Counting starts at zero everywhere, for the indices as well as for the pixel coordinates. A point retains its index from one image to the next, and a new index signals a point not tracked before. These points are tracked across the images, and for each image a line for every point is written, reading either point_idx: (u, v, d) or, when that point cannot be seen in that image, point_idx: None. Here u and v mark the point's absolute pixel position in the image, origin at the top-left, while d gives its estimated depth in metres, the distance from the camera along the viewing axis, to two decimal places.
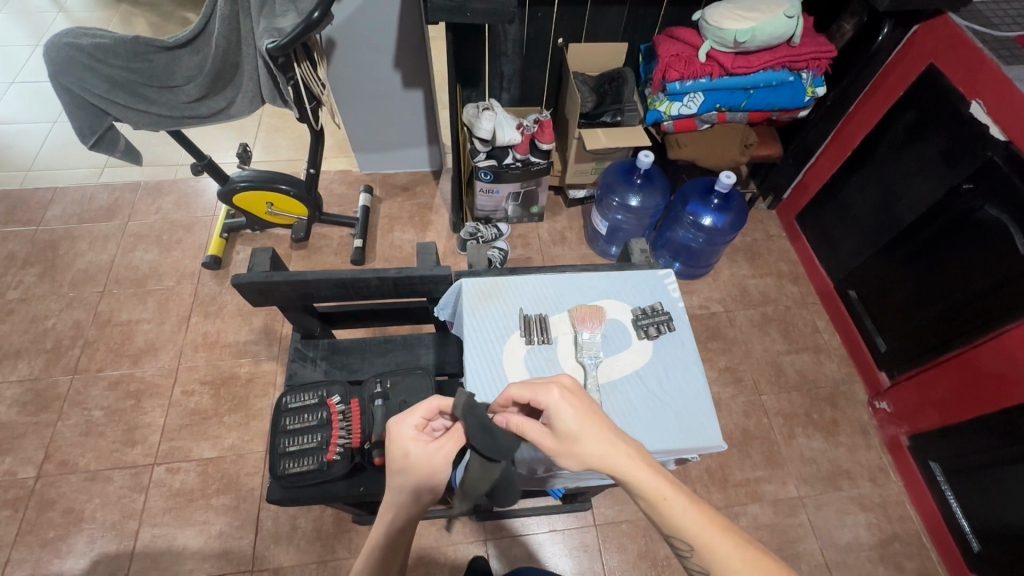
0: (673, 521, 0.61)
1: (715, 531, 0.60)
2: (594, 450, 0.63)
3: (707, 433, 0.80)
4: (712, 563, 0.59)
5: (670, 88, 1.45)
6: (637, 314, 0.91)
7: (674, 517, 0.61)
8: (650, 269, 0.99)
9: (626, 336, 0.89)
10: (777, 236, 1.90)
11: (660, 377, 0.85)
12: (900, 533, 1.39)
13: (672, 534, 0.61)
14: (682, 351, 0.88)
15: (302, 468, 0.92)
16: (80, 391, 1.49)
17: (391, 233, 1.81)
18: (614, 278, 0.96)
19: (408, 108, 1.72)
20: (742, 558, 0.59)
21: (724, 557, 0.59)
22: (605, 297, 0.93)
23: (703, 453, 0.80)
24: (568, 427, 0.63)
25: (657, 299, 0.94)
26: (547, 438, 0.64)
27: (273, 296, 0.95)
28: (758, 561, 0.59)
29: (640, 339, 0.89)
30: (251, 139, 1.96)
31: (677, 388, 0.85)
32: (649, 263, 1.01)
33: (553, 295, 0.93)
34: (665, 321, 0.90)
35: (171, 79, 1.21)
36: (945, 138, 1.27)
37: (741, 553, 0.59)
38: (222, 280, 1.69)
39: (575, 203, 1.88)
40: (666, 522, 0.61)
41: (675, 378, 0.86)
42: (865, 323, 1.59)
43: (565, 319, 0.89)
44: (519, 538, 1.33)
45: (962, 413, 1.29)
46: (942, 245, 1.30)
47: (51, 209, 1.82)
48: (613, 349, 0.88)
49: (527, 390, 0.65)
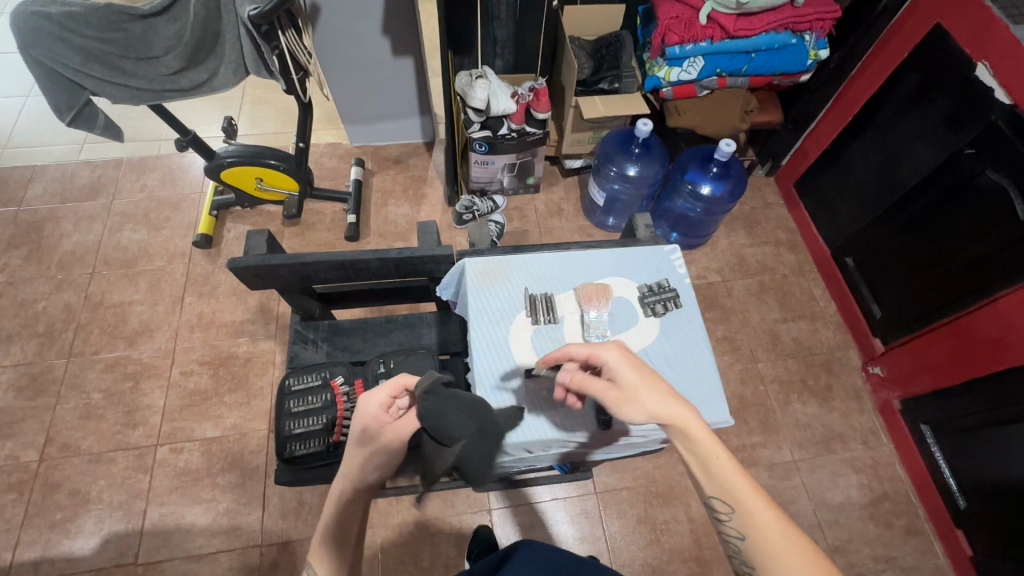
0: (718, 478, 0.63)
1: (757, 497, 0.62)
2: (657, 403, 0.66)
3: (715, 409, 0.81)
4: (750, 524, 0.60)
5: (670, 53, 1.41)
6: (643, 292, 0.90)
7: (720, 476, 0.63)
8: (654, 245, 0.98)
9: (633, 314, 0.89)
10: (775, 203, 1.89)
11: (668, 354, 0.85)
12: (890, 492, 1.44)
13: (715, 493, 0.63)
14: (689, 328, 0.88)
15: (309, 450, 0.94)
16: (77, 374, 1.47)
17: (384, 208, 1.78)
18: (619, 255, 0.95)
19: (399, 76, 1.65)
20: (780, 526, 0.60)
21: (763, 521, 0.60)
22: (611, 275, 0.92)
23: (712, 428, 0.81)
24: (630, 380, 0.67)
25: (663, 275, 0.93)
26: (608, 390, 0.68)
27: (270, 279, 0.94)
28: (793, 532, 0.60)
29: (647, 317, 0.88)
30: (236, 111, 1.89)
31: (685, 365, 0.85)
32: (655, 239, 1.01)
33: (558, 273, 0.91)
34: (671, 299, 0.89)
35: (149, 50, 1.15)
36: (950, 102, 1.24)
37: (779, 522, 0.61)
38: (215, 259, 1.66)
39: (571, 173, 1.85)
40: (712, 481, 0.63)
41: (683, 355, 0.86)
42: (861, 290, 1.59)
43: (571, 298, 0.88)
44: (522, 506, 1.36)
45: (954, 377, 1.31)
46: (943, 211, 1.30)
47: (32, 189, 1.76)
48: (621, 327, 0.87)
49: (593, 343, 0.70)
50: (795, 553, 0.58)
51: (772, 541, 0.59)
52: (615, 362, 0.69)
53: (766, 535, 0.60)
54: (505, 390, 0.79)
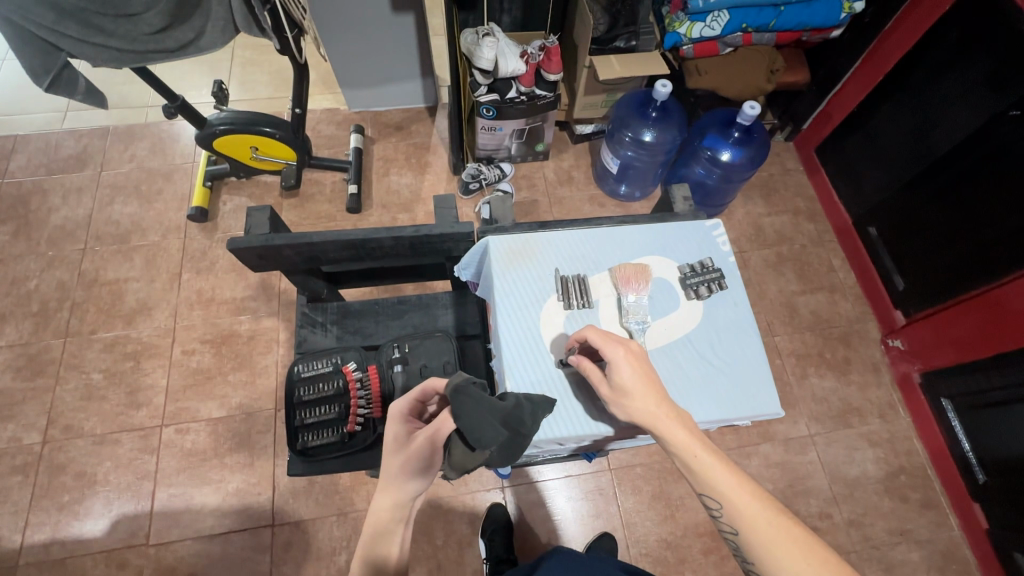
0: (700, 476, 0.60)
1: (742, 491, 0.58)
2: (642, 409, 0.63)
3: (762, 400, 0.77)
4: (738, 519, 0.57)
5: (693, 6, 1.31)
6: (685, 272, 0.85)
7: (704, 475, 0.60)
8: (694, 219, 0.92)
9: (674, 296, 0.83)
10: (794, 169, 1.81)
11: (710, 340, 0.81)
12: (907, 466, 1.43)
13: (702, 491, 0.60)
14: (734, 312, 0.83)
15: (323, 441, 0.91)
16: (75, 354, 1.43)
17: (386, 177, 1.70)
18: (658, 233, 0.88)
19: (399, 35, 1.55)
20: (771, 519, 0.57)
21: (752, 515, 0.57)
22: (649, 254, 0.86)
23: (757, 419, 0.77)
24: (623, 383, 0.64)
25: (706, 255, 0.87)
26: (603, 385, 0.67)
27: (275, 260, 0.88)
28: (785, 521, 0.57)
29: (688, 300, 0.83)
30: (226, 75, 1.78)
31: (728, 353, 0.80)
32: (692, 212, 0.94)
33: (592, 253, 0.85)
34: (716, 279, 0.84)
35: (128, 6, 1.05)
36: (995, 59, 1.15)
37: (767, 512, 0.57)
38: (211, 233, 1.59)
39: (582, 139, 1.76)
40: (697, 479, 0.61)
41: (726, 341, 0.81)
42: (885, 261, 1.54)
43: (606, 280, 0.83)
44: (536, 484, 1.34)
45: (979, 351, 1.28)
46: (978, 177, 1.23)
47: (15, 160, 1.67)
48: (661, 311, 0.82)
49: (599, 339, 0.68)
50: (790, 550, 0.55)
51: (764, 536, 0.56)
52: (615, 360, 0.66)
53: (756, 529, 0.57)
54: (538, 380, 0.75)
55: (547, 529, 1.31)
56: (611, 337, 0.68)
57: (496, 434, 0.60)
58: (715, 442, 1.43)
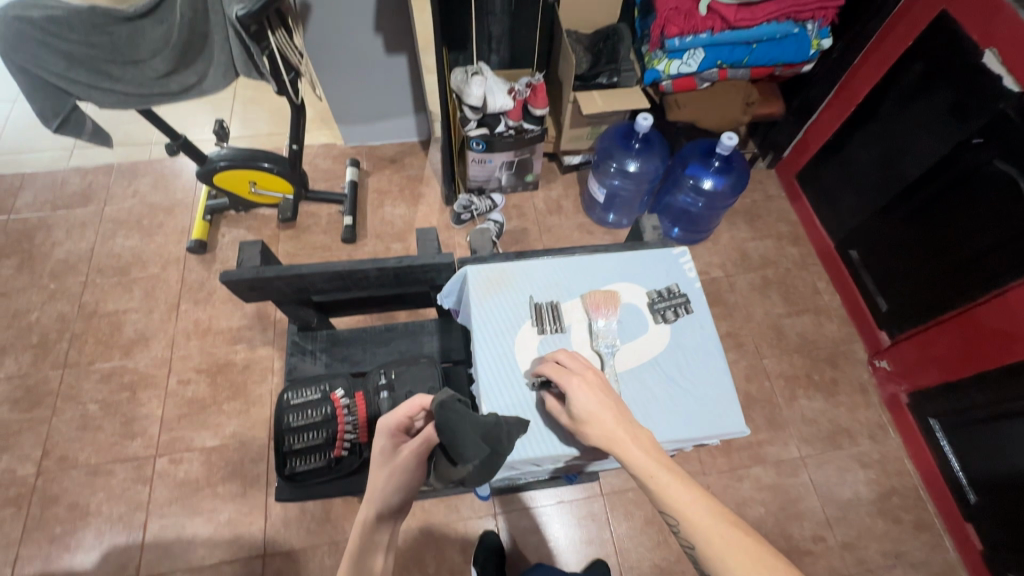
0: (657, 495, 0.62)
1: (697, 507, 0.60)
2: (600, 433, 0.66)
3: (729, 419, 0.79)
4: (693, 533, 0.59)
5: (670, 45, 1.38)
6: (653, 297, 0.88)
7: (660, 493, 0.62)
8: (662, 248, 0.96)
9: (642, 320, 0.87)
10: (776, 196, 1.86)
11: (679, 363, 0.83)
12: (898, 487, 1.43)
13: (661, 509, 0.62)
14: (701, 335, 0.86)
15: (310, 466, 0.94)
16: (73, 385, 1.45)
17: (381, 208, 1.75)
18: (628, 260, 0.92)
19: (393, 74, 1.62)
20: (726, 533, 0.58)
21: (706, 529, 0.58)
22: (619, 281, 0.90)
23: (725, 438, 0.79)
24: (579, 412, 0.68)
25: (673, 280, 0.91)
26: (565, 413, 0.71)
27: (267, 291, 0.91)
28: (738, 535, 0.58)
29: (656, 324, 0.86)
30: (227, 113, 1.86)
31: (696, 374, 0.83)
32: (661, 241, 0.98)
33: (565, 280, 0.89)
34: (682, 304, 0.87)
35: (135, 53, 1.12)
36: (956, 91, 1.22)
37: (720, 526, 0.58)
38: (210, 265, 1.63)
39: (570, 169, 1.82)
40: (655, 497, 0.62)
41: (694, 363, 0.84)
42: (866, 283, 1.57)
43: (578, 305, 0.86)
44: (529, 510, 1.34)
45: (963, 370, 1.30)
46: (948, 202, 1.28)
47: (21, 197, 1.73)
48: (630, 335, 0.85)
49: (554, 373, 0.72)
50: (743, 560, 0.56)
51: (718, 549, 0.57)
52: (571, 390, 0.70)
53: (710, 544, 0.58)
54: (513, 403, 0.78)
55: (540, 556, 1.30)
56: (566, 368, 0.72)
57: (476, 453, 0.61)
58: (707, 466, 1.44)
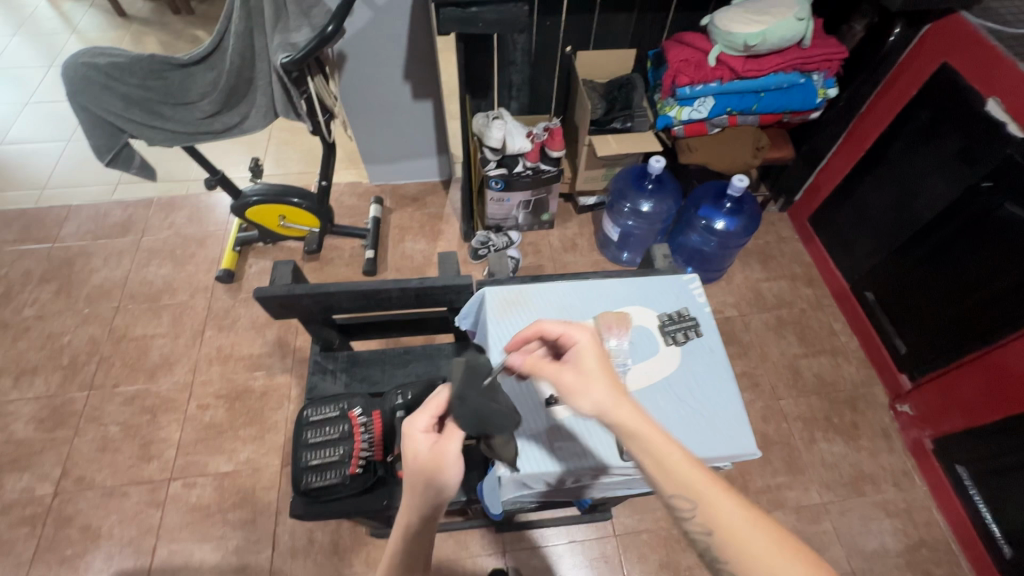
0: (674, 475, 0.58)
1: (717, 488, 0.57)
2: (606, 395, 0.63)
3: (740, 441, 0.79)
4: (712, 518, 0.56)
5: (681, 93, 1.45)
6: (663, 320, 0.90)
7: (673, 470, 0.58)
8: (673, 274, 0.98)
9: (653, 342, 0.88)
10: (790, 238, 1.89)
11: (689, 384, 0.85)
12: (927, 539, 1.36)
13: (673, 491, 0.58)
14: (710, 358, 0.87)
15: (325, 482, 0.91)
16: (96, 406, 1.49)
17: (401, 243, 1.82)
18: (639, 285, 0.95)
19: (419, 119, 1.72)
20: (744, 516, 0.56)
21: (726, 512, 0.56)
22: (630, 304, 0.92)
23: (735, 461, 0.79)
24: (589, 366, 0.66)
25: (683, 304, 0.93)
26: (567, 374, 0.67)
27: (294, 309, 0.95)
28: (761, 519, 0.56)
29: (667, 346, 0.88)
30: (262, 153, 1.98)
31: (705, 396, 0.84)
32: (672, 268, 1.01)
33: (578, 301, 0.92)
34: (692, 327, 0.89)
35: (186, 96, 1.23)
36: (962, 136, 1.25)
37: (743, 511, 0.56)
38: (236, 294, 1.69)
39: (585, 210, 1.88)
40: (670, 477, 0.58)
41: (705, 385, 0.85)
42: (884, 323, 1.56)
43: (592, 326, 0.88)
44: (539, 549, 1.31)
45: (987, 414, 1.27)
46: (962, 245, 1.28)
47: (66, 226, 1.84)
48: (641, 356, 0.86)
49: (563, 324, 0.71)
50: (764, 541, 0.54)
51: (739, 532, 0.55)
52: (583, 346, 0.69)
53: (733, 529, 0.55)
54: (524, 417, 0.80)
55: None
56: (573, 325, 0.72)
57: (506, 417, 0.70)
58: None
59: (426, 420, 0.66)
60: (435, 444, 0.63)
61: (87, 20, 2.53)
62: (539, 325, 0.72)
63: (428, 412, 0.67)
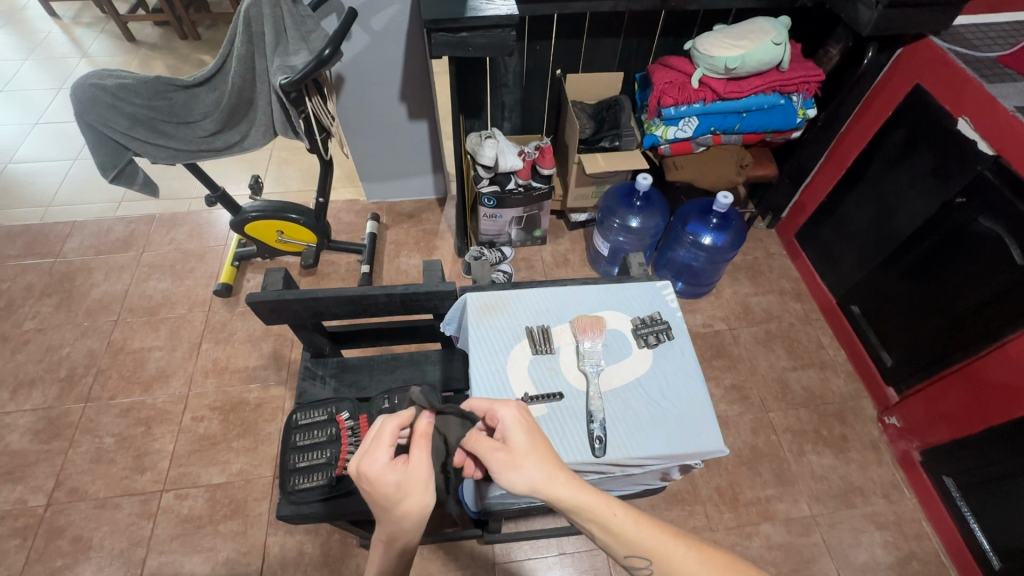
0: (624, 538, 0.63)
1: (665, 539, 0.63)
2: (540, 473, 0.65)
3: (710, 438, 0.81)
4: (665, 568, 0.61)
5: (665, 113, 1.51)
6: (636, 323, 0.94)
7: (621, 533, 0.63)
8: (648, 281, 1.02)
9: (626, 344, 0.92)
10: (778, 254, 1.93)
11: (661, 384, 0.87)
12: (918, 551, 1.36)
13: (627, 553, 0.63)
14: (681, 359, 0.90)
15: (312, 483, 0.94)
16: (92, 418, 1.51)
17: (397, 258, 1.86)
18: (613, 291, 0.99)
19: (414, 138, 1.78)
20: (693, 556, 0.62)
21: (680, 561, 0.62)
22: (605, 309, 0.96)
23: (705, 458, 0.81)
24: (519, 442, 0.68)
25: (656, 309, 0.97)
26: (499, 455, 0.67)
27: (285, 315, 0.98)
28: (709, 556, 0.62)
29: (640, 348, 0.91)
30: (263, 171, 2.04)
31: (676, 395, 0.86)
32: (647, 276, 1.05)
33: (555, 307, 0.96)
34: (664, 329, 0.92)
35: (189, 115, 1.28)
36: (935, 154, 1.30)
37: (692, 551, 0.63)
38: (233, 307, 1.73)
39: (577, 226, 1.93)
40: (620, 542, 0.63)
41: (676, 384, 0.88)
42: (869, 337, 1.58)
43: (567, 329, 0.92)
44: (528, 561, 1.31)
45: (971, 426, 1.28)
46: (939, 259, 1.31)
47: (69, 242, 1.88)
48: (614, 357, 0.90)
49: (486, 403, 0.72)
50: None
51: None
52: (506, 421, 0.70)
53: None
54: None
55: None
56: (497, 400, 0.73)
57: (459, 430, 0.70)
58: (713, 521, 1.40)
59: (386, 451, 0.66)
60: (406, 470, 0.65)
61: (97, 45, 2.62)
62: (467, 406, 0.72)
63: (384, 444, 0.66)
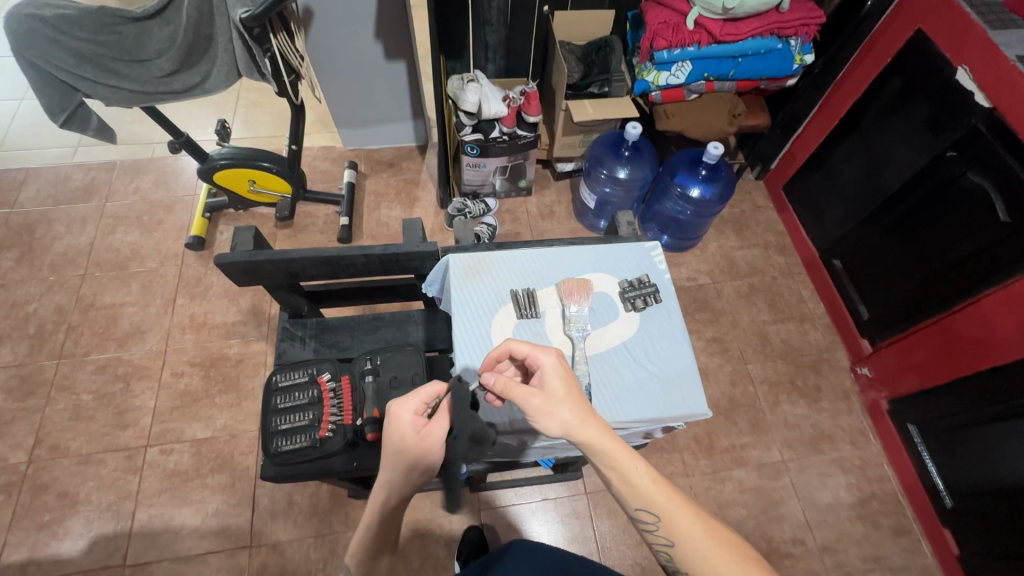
0: (641, 491, 0.62)
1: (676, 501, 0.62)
2: (574, 415, 0.64)
3: (693, 401, 0.83)
4: (675, 529, 0.61)
5: (658, 57, 1.43)
6: (624, 287, 0.92)
7: (642, 487, 0.62)
8: (636, 241, 1.00)
9: (613, 308, 0.91)
10: (764, 207, 1.91)
11: (646, 348, 0.87)
12: (878, 492, 1.45)
13: (639, 505, 0.62)
14: (668, 323, 0.90)
15: (296, 445, 0.94)
16: (67, 375, 1.47)
17: (377, 210, 1.79)
18: (601, 252, 0.97)
19: (391, 81, 1.67)
20: (699, 525, 0.61)
21: (686, 523, 0.61)
22: (592, 271, 0.94)
23: (688, 421, 0.83)
24: (555, 388, 0.66)
25: (644, 271, 0.95)
26: (535, 397, 0.65)
27: (258, 276, 0.94)
28: (714, 524, 0.62)
29: (626, 311, 0.91)
30: (230, 115, 1.91)
31: (660, 358, 0.87)
32: (635, 235, 1.03)
33: (540, 269, 0.93)
34: (651, 292, 0.91)
35: (142, 52, 1.16)
36: (931, 105, 1.26)
37: (700, 519, 0.62)
38: (207, 261, 1.66)
39: (563, 177, 1.88)
40: (634, 493, 0.62)
41: (661, 348, 0.88)
42: (848, 290, 1.60)
43: (554, 293, 0.90)
44: (510, 507, 1.36)
45: (938, 377, 1.33)
46: (926, 212, 1.30)
47: (24, 191, 1.76)
48: (600, 321, 0.89)
49: (529, 345, 0.70)
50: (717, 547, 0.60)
51: (695, 540, 0.60)
52: (549, 367, 0.68)
53: (693, 539, 0.60)
54: None
55: None
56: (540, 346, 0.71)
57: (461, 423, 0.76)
58: (690, 467, 1.46)
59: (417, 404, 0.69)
60: (422, 429, 0.67)
61: None
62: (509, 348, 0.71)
63: (417, 398, 0.70)
